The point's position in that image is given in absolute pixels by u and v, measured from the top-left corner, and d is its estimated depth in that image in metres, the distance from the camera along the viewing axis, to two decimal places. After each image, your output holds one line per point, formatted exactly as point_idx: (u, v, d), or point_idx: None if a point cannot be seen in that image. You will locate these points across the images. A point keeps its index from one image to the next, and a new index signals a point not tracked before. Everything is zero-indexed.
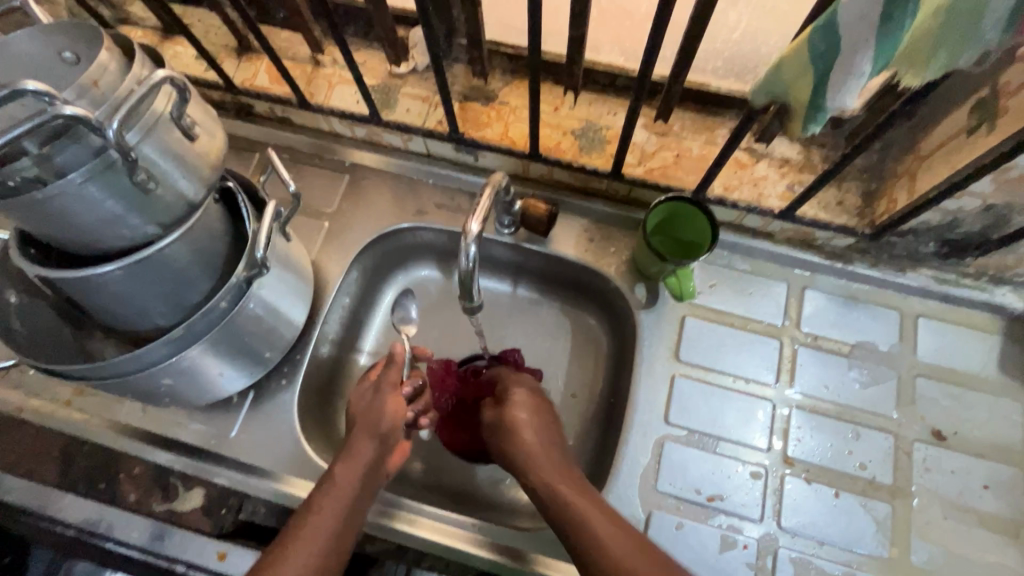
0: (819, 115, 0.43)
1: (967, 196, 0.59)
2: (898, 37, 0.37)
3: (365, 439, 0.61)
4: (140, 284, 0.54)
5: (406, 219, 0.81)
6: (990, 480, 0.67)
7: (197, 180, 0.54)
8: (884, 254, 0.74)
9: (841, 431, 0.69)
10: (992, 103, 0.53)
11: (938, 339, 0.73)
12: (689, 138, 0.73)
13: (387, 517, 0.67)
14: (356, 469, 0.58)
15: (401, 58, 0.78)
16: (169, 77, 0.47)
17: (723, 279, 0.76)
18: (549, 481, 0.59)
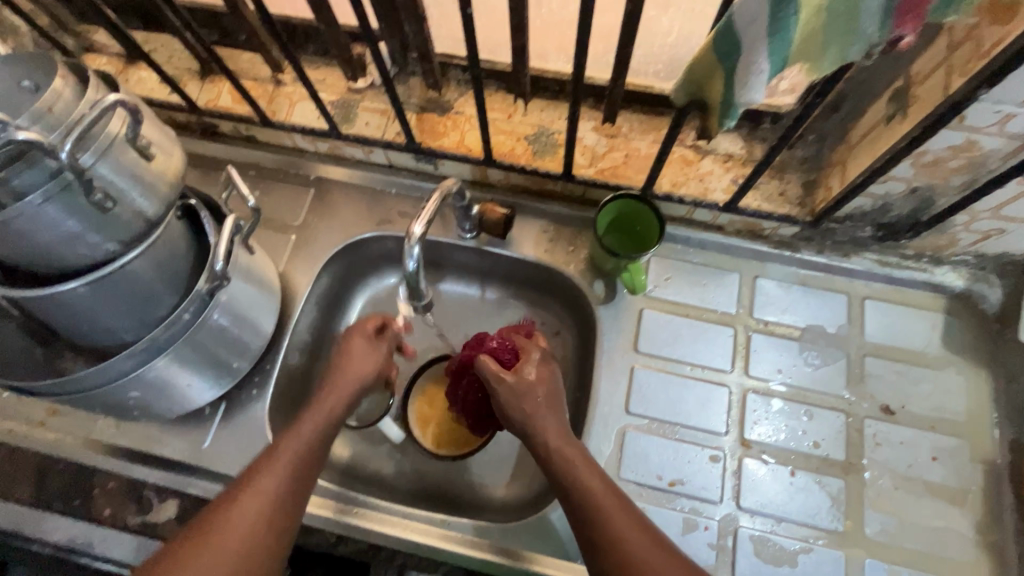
0: (731, 112, 0.46)
1: (893, 181, 0.63)
2: (789, 36, 0.40)
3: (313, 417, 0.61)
4: (105, 300, 0.57)
5: (370, 229, 0.84)
6: (937, 451, 0.70)
7: (156, 197, 0.56)
8: (828, 241, 0.77)
9: (795, 412, 0.72)
10: (905, 92, 0.56)
11: (883, 318, 0.76)
12: (637, 138, 0.77)
13: (350, 514, 0.69)
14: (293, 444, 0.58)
15: (358, 74, 0.81)
16: (121, 102, 0.49)
17: (678, 272, 0.79)
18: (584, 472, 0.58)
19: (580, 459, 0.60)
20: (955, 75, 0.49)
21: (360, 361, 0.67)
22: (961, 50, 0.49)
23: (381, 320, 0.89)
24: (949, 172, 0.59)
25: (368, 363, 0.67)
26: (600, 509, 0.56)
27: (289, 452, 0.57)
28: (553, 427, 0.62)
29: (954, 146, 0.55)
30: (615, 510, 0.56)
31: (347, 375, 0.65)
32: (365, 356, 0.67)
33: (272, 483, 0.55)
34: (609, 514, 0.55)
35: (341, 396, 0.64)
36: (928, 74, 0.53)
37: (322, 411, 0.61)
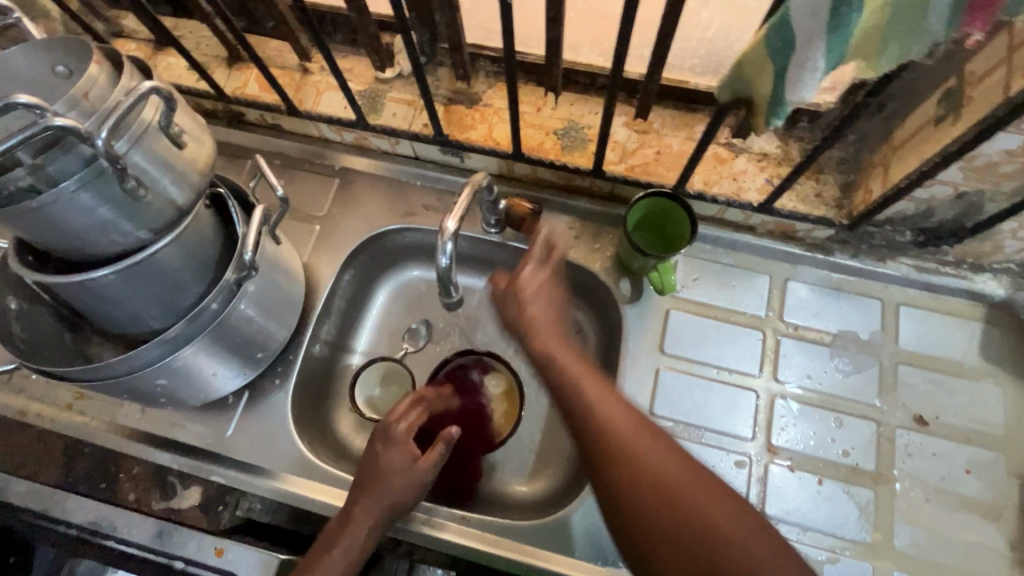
0: (779, 110, 0.45)
1: (938, 185, 0.60)
2: (848, 32, 0.38)
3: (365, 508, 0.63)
4: (134, 288, 0.57)
5: (394, 221, 0.83)
6: (971, 464, 0.68)
7: (186, 186, 0.56)
8: (864, 244, 0.75)
9: (824, 419, 0.70)
10: (957, 93, 0.54)
11: (919, 326, 0.74)
12: (669, 135, 0.75)
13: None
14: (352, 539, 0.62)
15: (386, 64, 0.79)
16: (155, 89, 0.48)
17: (706, 273, 0.77)
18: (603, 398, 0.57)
19: (599, 385, 0.59)
20: (1016, 76, 0.47)
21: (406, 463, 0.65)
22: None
23: (403, 312, 0.89)
24: (1000, 178, 0.56)
25: (404, 476, 0.64)
26: (621, 429, 0.55)
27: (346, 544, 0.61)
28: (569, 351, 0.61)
29: (1009, 150, 0.53)
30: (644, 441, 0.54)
31: (391, 480, 0.64)
32: (399, 473, 0.64)
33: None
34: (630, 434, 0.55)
35: (381, 509, 0.63)
36: (985, 75, 0.51)
37: (371, 504, 0.63)
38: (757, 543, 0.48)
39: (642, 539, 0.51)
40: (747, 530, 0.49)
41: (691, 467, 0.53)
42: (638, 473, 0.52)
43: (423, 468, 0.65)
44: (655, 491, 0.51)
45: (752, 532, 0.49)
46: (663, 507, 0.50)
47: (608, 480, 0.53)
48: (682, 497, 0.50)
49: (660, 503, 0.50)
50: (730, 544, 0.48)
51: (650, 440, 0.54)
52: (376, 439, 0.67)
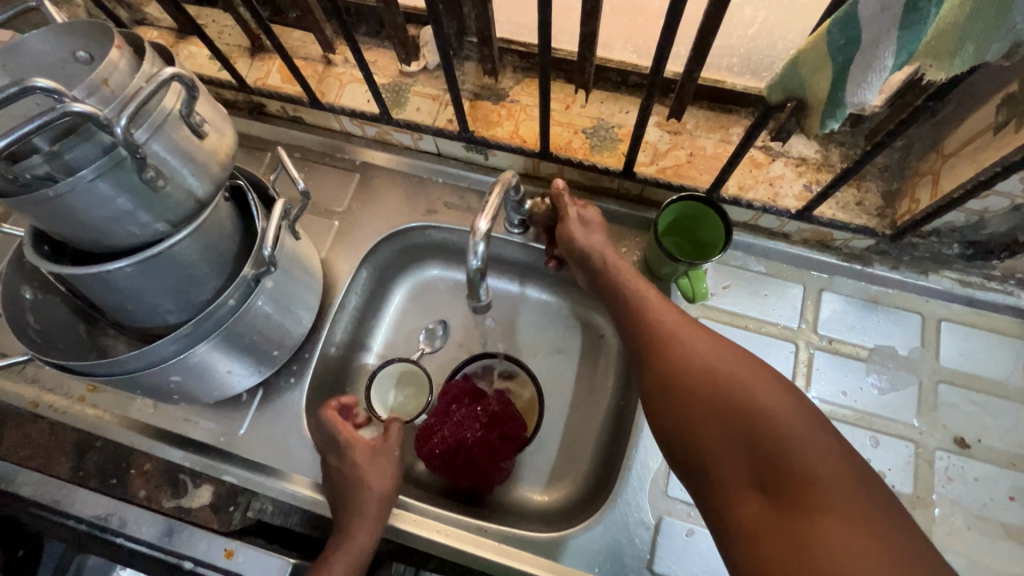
0: (837, 112, 0.42)
1: (994, 196, 0.57)
2: (922, 29, 0.36)
3: (356, 514, 0.62)
4: (150, 282, 0.55)
5: (415, 219, 0.81)
6: (1016, 491, 0.64)
7: (205, 177, 0.54)
8: (905, 256, 0.71)
9: (859, 438, 0.67)
10: (1020, 99, 0.50)
11: (962, 343, 0.70)
12: (703, 136, 0.72)
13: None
14: (351, 545, 0.61)
15: (412, 57, 0.77)
16: (177, 76, 0.46)
17: (737, 281, 0.74)
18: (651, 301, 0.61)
19: (664, 308, 0.60)
20: None
21: (372, 469, 0.65)
22: None
23: (420, 312, 0.87)
24: None
25: (373, 474, 0.65)
26: (681, 344, 0.55)
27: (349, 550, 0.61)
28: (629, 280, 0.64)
29: None
30: (692, 338, 0.56)
31: (368, 486, 0.64)
32: (372, 471, 0.65)
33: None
34: (690, 348, 0.55)
35: (373, 505, 0.63)
36: None
37: (362, 511, 0.62)
38: (807, 428, 0.46)
39: (693, 447, 0.50)
40: (797, 418, 0.47)
41: (751, 368, 0.51)
42: (692, 380, 0.52)
43: (387, 457, 0.68)
44: (708, 393, 0.51)
45: (805, 422, 0.47)
46: (704, 387, 0.51)
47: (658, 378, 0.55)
48: (735, 396, 0.49)
49: (713, 406, 0.50)
50: (780, 426, 0.47)
51: (710, 349, 0.54)
52: (328, 455, 0.66)
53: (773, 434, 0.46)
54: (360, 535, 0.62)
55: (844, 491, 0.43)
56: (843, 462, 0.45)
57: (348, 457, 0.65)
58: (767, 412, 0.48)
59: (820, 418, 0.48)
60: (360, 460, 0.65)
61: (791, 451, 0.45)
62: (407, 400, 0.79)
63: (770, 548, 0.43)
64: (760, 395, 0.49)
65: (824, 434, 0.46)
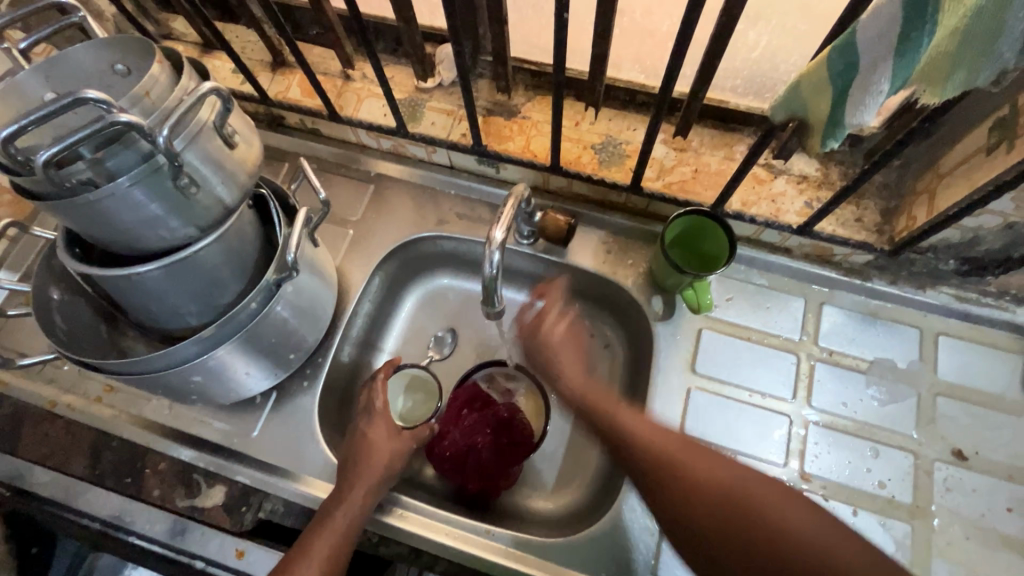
0: (837, 132, 0.45)
1: (987, 214, 0.59)
2: (916, 56, 0.38)
3: (359, 478, 0.64)
4: (177, 284, 0.57)
5: (427, 228, 0.84)
6: (1013, 503, 0.66)
7: (233, 186, 0.56)
8: (903, 271, 0.73)
9: (859, 448, 0.69)
10: (1011, 123, 0.53)
11: (959, 357, 0.72)
12: (707, 153, 0.74)
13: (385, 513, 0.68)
14: (348, 507, 0.63)
15: (427, 74, 0.80)
16: (215, 90, 0.49)
17: (739, 293, 0.76)
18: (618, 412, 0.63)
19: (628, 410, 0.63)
20: None
21: (382, 441, 0.68)
22: None
23: (429, 319, 0.89)
24: None
25: (389, 445, 0.68)
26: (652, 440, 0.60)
27: (347, 513, 0.62)
28: (579, 373, 0.68)
29: None
30: (692, 458, 0.57)
31: (376, 455, 0.67)
32: (388, 444, 0.68)
33: (327, 545, 0.60)
34: (629, 424, 0.61)
35: (376, 474, 0.65)
36: None
37: (365, 477, 0.65)
38: (811, 522, 0.50)
39: (697, 524, 0.54)
40: (802, 514, 0.51)
41: (758, 482, 0.54)
42: (667, 442, 0.59)
43: (407, 439, 0.71)
44: (718, 509, 0.53)
45: (810, 518, 0.51)
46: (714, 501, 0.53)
47: (670, 506, 0.56)
48: (750, 514, 0.52)
49: (723, 523, 0.52)
50: (799, 539, 0.49)
51: (715, 467, 0.56)
52: (361, 420, 0.71)
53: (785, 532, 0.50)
54: (360, 499, 0.63)
55: (841, 559, 0.47)
56: (819, 520, 0.50)
57: (367, 430, 0.69)
58: (778, 521, 0.50)
59: (816, 504, 0.53)
60: (376, 434, 0.69)
61: (771, 520, 0.51)
62: (420, 405, 0.81)
63: None
64: (771, 514, 0.51)
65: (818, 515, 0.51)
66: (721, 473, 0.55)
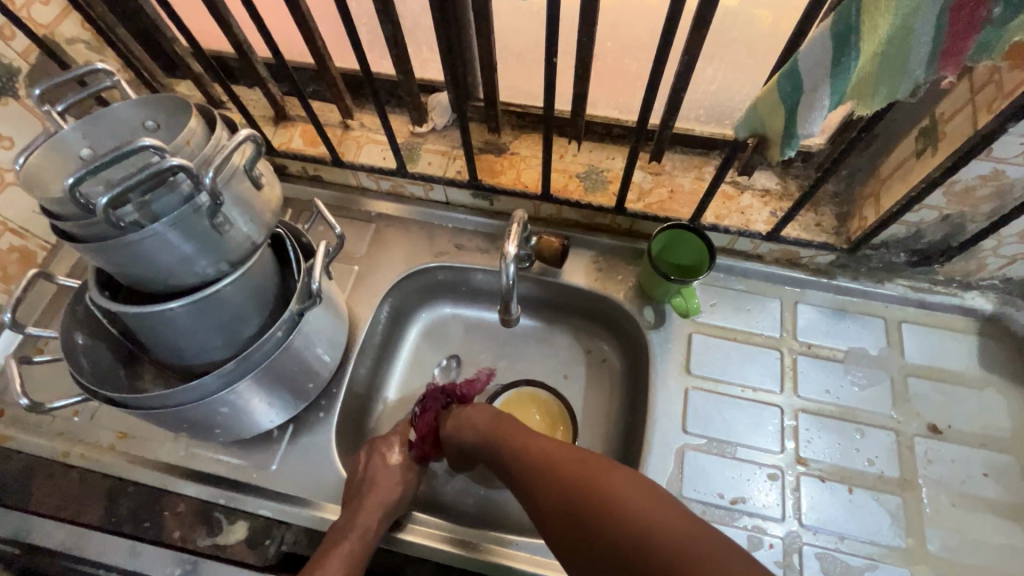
0: (791, 142, 0.53)
1: (925, 210, 0.68)
2: (847, 76, 0.47)
3: (371, 500, 0.66)
4: (206, 317, 0.61)
5: (429, 259, 0.89)
6: (988, 468, 0.72)
7: (259, 224, 0.61)
8: (862, 268, 0.82)
9: (846, 430, 0.75)
10: (932, 130, 0.63)
11: (922, 341, 0.80)
12: (680, 175, 0.83)
13: (412, 532, 0.70)
14: (362, 531, 0.65)
15: (422, 119, 0.88)
16: (250, 136, 0.54)
17: (722, 298, 0.83)
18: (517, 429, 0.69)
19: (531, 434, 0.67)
20: (982, 112, 0.56)
21: (387, 476, 0.70)
22: (985, 92, 0.56)
23: (434, 348, 0.93)
24: (978, 200, 0.65)
25: (398, 481, 0.71)
26: (521, 443, 0.67)
27: (359, 540, 0.64)
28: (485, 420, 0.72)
29: (982, 175, 0.61)
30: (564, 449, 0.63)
31: (384, 484, 0.69)
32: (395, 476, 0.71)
33: (342, 562, 0.62)
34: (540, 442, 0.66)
35: (387, 500, 0.68)
36: (954, 114, 0.60)
37: (377, 499, 0.67)
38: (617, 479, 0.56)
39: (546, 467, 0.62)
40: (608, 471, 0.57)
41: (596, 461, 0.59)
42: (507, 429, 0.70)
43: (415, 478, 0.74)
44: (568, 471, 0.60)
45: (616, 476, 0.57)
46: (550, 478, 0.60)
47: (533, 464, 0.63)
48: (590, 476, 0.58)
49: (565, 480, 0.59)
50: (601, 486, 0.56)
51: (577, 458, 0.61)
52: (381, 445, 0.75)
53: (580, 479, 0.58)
54: (373, 521, 0.66)
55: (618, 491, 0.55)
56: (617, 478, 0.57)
57: (372, 462, 0.72)
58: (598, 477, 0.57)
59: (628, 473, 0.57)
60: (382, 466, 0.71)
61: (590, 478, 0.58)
62: None
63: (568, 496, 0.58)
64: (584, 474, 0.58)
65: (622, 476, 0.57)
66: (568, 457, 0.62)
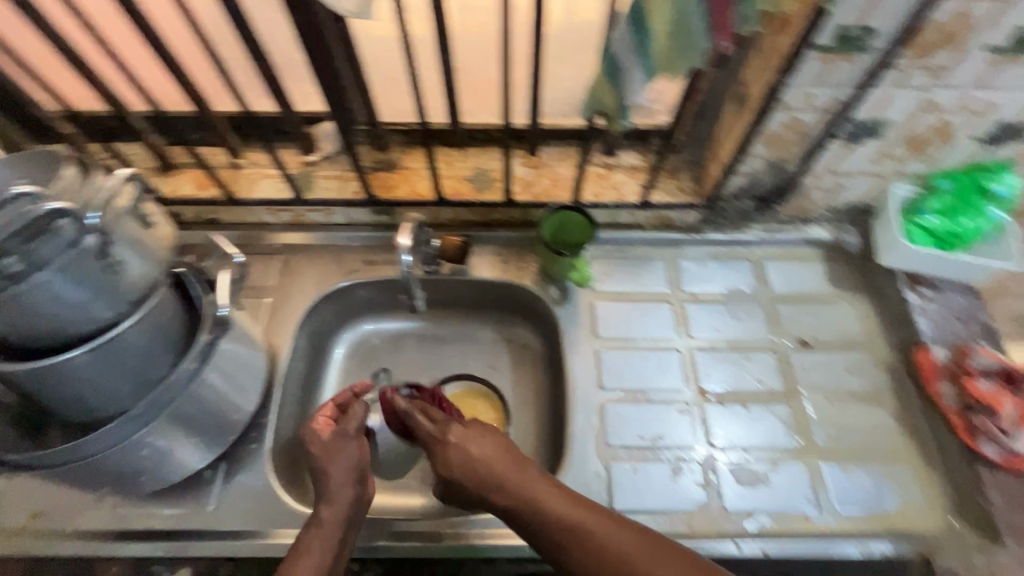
0: (624, 113, 0.64)
1: (753, 159, 0.82)
2: (651, 55, 0.58)
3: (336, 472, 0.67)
4: (111, 363, 0.60)
5: (341, 279, 0.92)
6: (850, 365, 0.85)
7: (156, 261, 0.62)
8: (724, 220, 0.94)
9: (735, 359, 0.85)
10: (741, 94, 0.76)
11: (783, 273, 0.93)
12: (558, 165, 0.93)
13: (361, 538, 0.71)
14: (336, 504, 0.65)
15: (311, 149, 0.92)
16: (130, 176, 0.58)
17: (614, 267, 0.93)
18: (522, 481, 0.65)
19: (532, 481, 0.65)
20: (767, 73, 0.69)
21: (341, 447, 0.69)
22: (766, 57, 0.69)
23: (361, 365, 0.96)
24: (788, 145, 0.78)
25: (350, 443, 0.70)
26: (520, 495, 0.64)
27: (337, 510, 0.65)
28: (495, 455, 0.68)
29: (784, 123, 0.75)
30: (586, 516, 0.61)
31: (339, 453, 0.68)
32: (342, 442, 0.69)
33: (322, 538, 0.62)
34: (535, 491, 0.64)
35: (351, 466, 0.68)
36: (752, 78, 0.73)
37: (343, 467, 0.68)
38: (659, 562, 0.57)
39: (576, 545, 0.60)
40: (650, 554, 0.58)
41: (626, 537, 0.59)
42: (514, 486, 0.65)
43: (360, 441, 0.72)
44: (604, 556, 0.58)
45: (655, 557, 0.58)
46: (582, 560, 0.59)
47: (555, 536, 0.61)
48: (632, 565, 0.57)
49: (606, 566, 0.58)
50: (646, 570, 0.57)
51: (605, 531, 0.60)
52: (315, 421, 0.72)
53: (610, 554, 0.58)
54: (349, 489, 0.66)
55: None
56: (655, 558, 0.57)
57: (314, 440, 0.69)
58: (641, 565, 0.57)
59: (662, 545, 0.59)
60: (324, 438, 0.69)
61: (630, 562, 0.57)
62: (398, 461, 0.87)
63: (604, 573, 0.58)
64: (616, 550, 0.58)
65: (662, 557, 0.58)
66: (600, 531, 0.60)
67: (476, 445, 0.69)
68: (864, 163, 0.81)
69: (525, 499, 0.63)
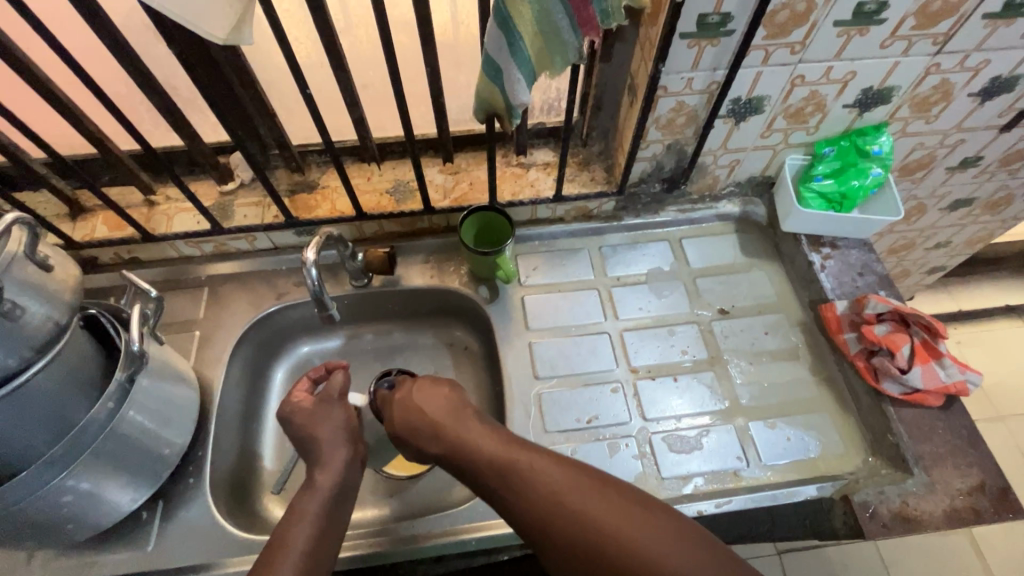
0: (514, 112, 0.66)
1: (653, 144, 0.86)
2: (525, 53, 0.60)
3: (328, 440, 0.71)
4: (19, 412, 0.59)
5: (271, 303, 0.92)
6: (767, 327, 0.90)
7: (59, 304, 0.61)
8: (639, 205, 0.99)
9: (661, 334, 0.89)
10: (631, 85, 0.81)
11: (699, 249, 0.98)
12: (474, 169, 0.95)
13: None
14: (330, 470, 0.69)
15: (227, 178, 0.92)
16: (20, 219, 0.56)
17: (541, 261, 0.96)
18: (475, 433, 0.67)
19: (485, 434, 0.67)
20: (647, 63, 0.74)
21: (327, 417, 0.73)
22: (645, 49, 0.74)
23: None
24: (681, 127, 0.84)
25: (337, 412, 0.74)
26: (472, 446, 0.66)
27: (331, 475, 0.68)
28: (447, 411, 0.70)
29: (672, 108, 0.80)
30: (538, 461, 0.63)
31: (328, 423, 0.73)
32: (329, 413, 0.74)
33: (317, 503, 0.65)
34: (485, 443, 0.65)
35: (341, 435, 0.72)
36: (637, 69, 0.78)
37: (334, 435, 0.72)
38: (599, 503, 0.58)
39: (521, 488, 0.61)
40: (592, 495, 0.59)
41: (569, 478, 0.61)
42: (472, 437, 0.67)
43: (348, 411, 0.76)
44: (546, 500, 0.59)
45: (596, 498, 0.59)
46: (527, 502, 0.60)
47: (503, 481, 0.62)
48: (571, 508, 0.58)
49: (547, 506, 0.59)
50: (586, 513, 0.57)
51: (551, 475, 0.61)
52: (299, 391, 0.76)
53: (555, 495, 0.59)
54: (339, 458, 0.70)
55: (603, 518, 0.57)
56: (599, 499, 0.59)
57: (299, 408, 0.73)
58: (580, 507, 0.58)
59: (605, 489, 0.60)
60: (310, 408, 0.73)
61: (571, 507, 0.58)
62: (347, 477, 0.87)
63: (545, 515, 0.59)
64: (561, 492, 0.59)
65: (604, 498, 0.59)
66: (547, 474, 0.61)
67: (432, 403, 0.71)
68: (753, 138, 0.87)
69: (473, 449, 0.65)
